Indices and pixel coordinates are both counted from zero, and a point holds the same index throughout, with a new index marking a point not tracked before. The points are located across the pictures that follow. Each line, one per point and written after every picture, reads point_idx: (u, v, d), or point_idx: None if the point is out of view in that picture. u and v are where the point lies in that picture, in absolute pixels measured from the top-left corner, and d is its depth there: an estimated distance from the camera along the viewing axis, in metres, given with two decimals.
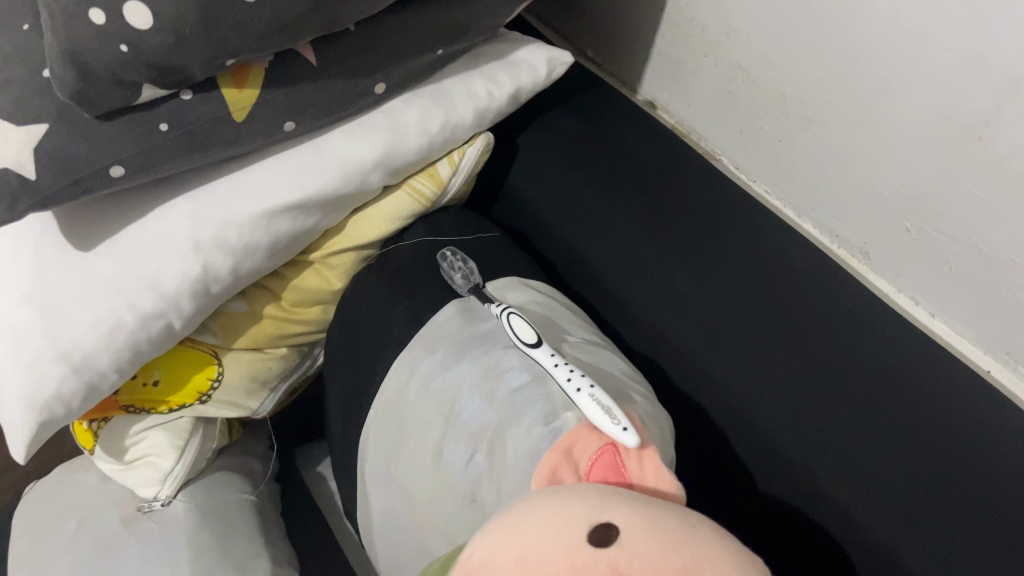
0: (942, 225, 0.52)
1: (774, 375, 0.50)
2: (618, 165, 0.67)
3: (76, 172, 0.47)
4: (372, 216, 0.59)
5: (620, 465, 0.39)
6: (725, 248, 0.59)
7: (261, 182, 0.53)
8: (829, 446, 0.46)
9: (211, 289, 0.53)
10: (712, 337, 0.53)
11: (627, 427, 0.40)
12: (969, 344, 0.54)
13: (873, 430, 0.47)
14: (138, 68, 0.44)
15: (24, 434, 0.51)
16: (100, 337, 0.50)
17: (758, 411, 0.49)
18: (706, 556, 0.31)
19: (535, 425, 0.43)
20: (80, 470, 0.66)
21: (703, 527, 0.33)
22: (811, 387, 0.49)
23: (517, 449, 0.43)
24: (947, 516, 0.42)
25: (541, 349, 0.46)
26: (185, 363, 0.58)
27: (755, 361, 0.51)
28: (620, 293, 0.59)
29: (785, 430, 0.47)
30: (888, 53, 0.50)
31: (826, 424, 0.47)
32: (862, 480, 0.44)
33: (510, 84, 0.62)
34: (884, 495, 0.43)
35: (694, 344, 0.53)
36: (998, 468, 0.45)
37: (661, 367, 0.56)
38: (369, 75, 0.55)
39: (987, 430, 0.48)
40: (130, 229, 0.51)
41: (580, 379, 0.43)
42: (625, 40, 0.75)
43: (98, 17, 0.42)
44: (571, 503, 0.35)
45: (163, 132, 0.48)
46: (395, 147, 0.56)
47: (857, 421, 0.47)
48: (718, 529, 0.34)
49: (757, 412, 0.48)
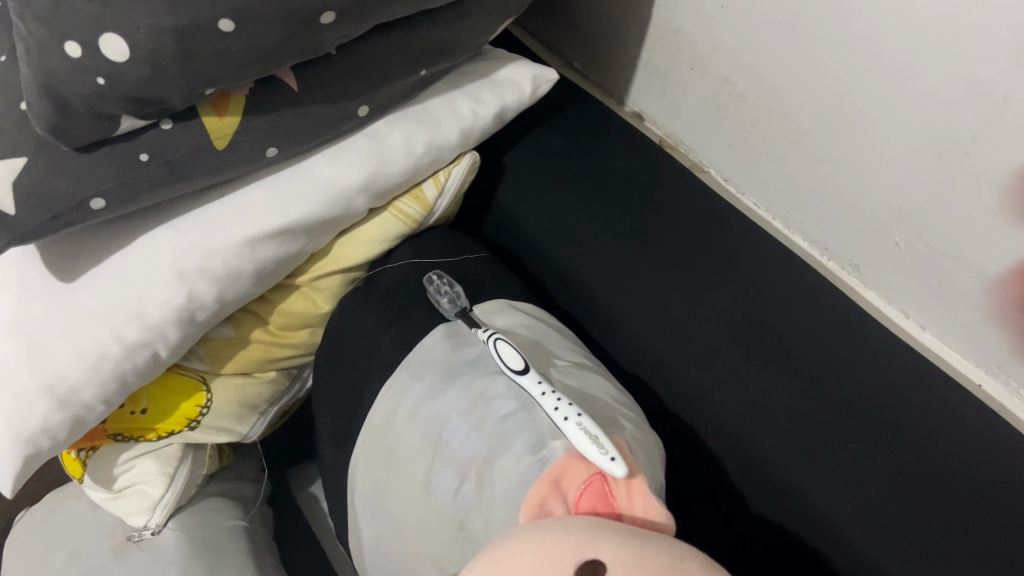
0: (931, 240, 0.51)
1: (763, 393, 0.50)
2: (605, 182, 0.67)
3: (55, 206, 0.46)
4: (359, 238, 0.59)
5: (608, 495, 0.39)
6: (714, 264, 0.59)
7: (244, 209, 0.53)
8: (827, 470, 0.45)
9: (197, 317, 0.53)
10: (704, 355, 0.53)
11: (615, 456, 0.39)
12: (961, 357, 0.54)
13: (871, 453, 0.46)
14: (116, 100, 0.43)
15: (10, 467, 0.51)
16: (85, 368, 0.50)
17: (751, 431, 0.48)
18: None
19: (524, 454, 0.43)
20: (71, 498, 0.66)
21: (694, 560, 0.33)
22: (801, 405, 0.49)
23: (505, 478, 0.43)
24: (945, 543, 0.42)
25: (529, 377, 0.45)
26: (173, 391, 0.58)
27: (749, 379, 0.51)
28: (609, 311, 0.59)
29: (777, 448, 0.47)
30: (873, 69, 0.49)
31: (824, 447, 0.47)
32: (859, 504, 0.44)
33: (495, 102, 0.61)
34: (882, 521, 0.43)
35: (683, 364, 0.53)
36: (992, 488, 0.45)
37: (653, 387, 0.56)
38: (353, 98, 0.54)
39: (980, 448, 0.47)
40: (113, 259, 0.50)
41: (569, 408, 0.42)
42: (611, 53, 0.75)
43: (75, 50, 0.41)
44: (559, 537, 0.34)
45: (144, 161, 0.48)
46: (379, 170, 0.56)
47: (856, 446, 0.47)
48: (707, 561, 0.33)
49: (751, 433, 0.48)
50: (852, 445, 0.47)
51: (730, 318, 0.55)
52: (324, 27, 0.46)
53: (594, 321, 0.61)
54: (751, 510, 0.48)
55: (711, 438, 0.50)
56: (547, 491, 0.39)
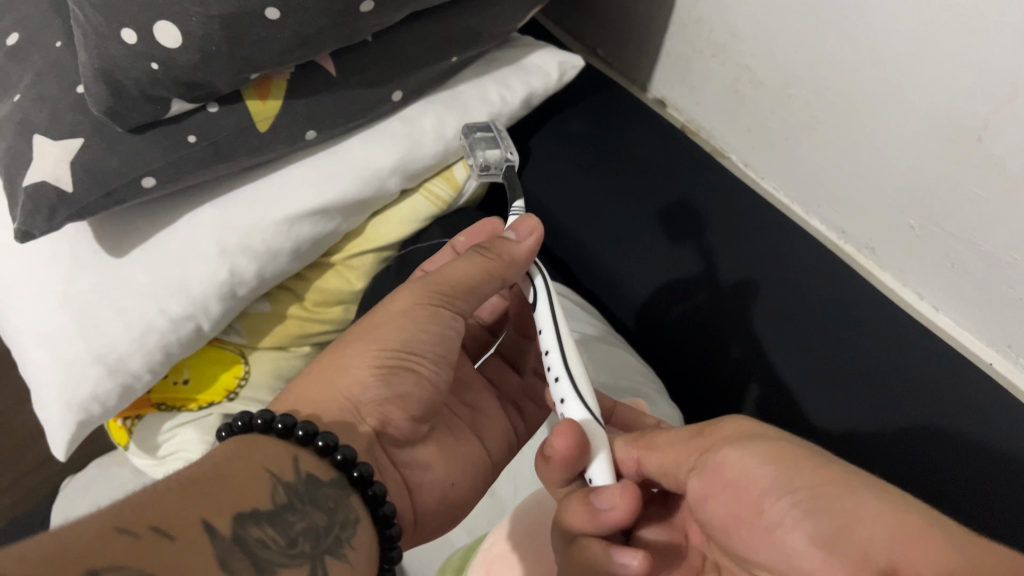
0: (943, 223, 0.53)
1: (783, 358, 0.56)
2: (626, 167, 0.70)
3: (109, 184, 0.49)
4: (391, 218, 0.63)
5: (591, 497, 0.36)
6: (737, 244, 0.63)
7: (283, 189, 0.56)
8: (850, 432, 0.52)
9: (237, 292, 0.55)
10: (726, 323, 0.59)
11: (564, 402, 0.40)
12: (974, 338, 0.56)
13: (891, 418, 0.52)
14: (167, 84, 0.46)
15: (64, 432, 0.53)
16: (133, 339, 0.52)
17: (798, 384, 0.55)
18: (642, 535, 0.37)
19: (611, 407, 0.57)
20: (114, 466, 0.70)
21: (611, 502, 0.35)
22: (829, 379, 0.54)
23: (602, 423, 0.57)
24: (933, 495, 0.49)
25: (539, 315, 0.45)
26: (214, 362, 0.61)
27: (785, 347, 0.57)
28: (633, 294, 0.66)
29: (813, 401, 0.54)
30: (883, 55, 0.51)
31: (835, 412, 0.53)
32: (880, 451, 0.51)
33: (522, 88, 0.65)
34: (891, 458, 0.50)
35: (719, 330, 0.60)
36: (986, 468, 0.49)
37: (684, 354, 0.62)
38: (387, 84, 0.57)
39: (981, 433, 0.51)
40: (159, 235, 0.53)
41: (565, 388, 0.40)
42: (633, 40, 0.77)
43: (131, 37, 0.43)
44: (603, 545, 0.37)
45: (191, 143, 0.50)
46: (412, 154, 0.60)
47: (853, 407, 0.53)
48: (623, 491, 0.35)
49: (792, 386, 0.55)
50: (865, 418, 0.52)
51: (749, 296, 0.60)
52: (362, 15, 0.48)
53: (623, 306, 0.67)
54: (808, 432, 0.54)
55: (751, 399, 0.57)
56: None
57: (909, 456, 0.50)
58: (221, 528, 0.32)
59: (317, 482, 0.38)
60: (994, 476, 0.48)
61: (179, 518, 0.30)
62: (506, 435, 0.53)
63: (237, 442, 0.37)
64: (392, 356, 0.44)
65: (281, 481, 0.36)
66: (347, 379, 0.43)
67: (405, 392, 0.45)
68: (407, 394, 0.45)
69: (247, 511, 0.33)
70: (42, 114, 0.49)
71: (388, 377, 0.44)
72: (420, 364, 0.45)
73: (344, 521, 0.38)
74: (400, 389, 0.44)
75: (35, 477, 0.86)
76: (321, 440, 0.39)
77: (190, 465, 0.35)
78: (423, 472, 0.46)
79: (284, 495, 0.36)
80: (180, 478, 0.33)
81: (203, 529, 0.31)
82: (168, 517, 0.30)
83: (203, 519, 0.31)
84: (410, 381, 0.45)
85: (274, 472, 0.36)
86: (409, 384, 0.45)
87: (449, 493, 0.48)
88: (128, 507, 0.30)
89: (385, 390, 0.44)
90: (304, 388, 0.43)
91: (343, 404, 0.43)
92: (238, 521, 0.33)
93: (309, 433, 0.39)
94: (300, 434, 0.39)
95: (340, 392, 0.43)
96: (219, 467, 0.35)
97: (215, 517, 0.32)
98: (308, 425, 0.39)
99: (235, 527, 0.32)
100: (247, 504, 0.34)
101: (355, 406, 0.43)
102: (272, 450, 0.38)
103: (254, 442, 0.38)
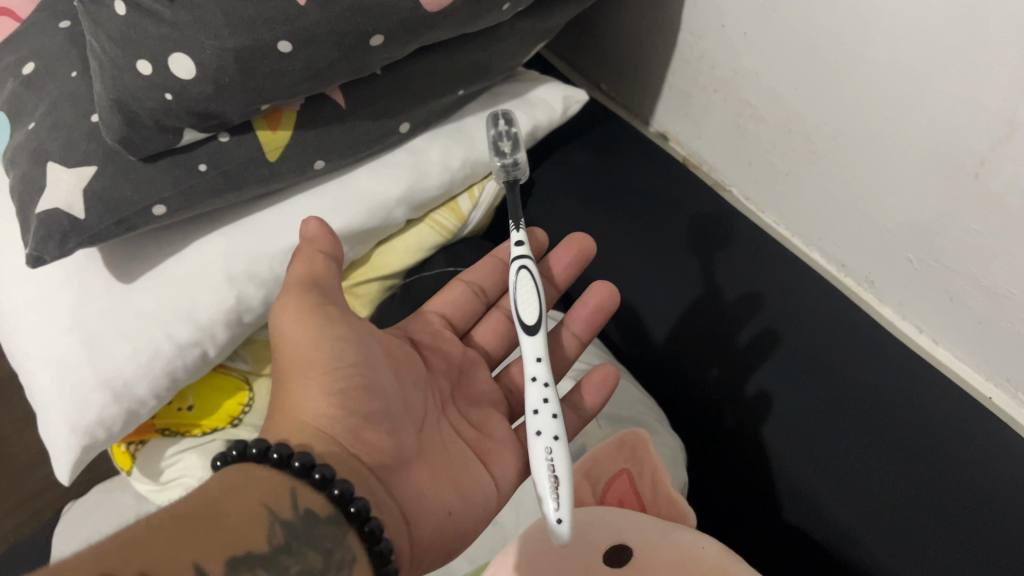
0: (948, 260, 0.53)
1: (791, 392, 0.57)
2: (628, 200, 0.71)
3: (120, 212, 0.49)
4: (397, 246, 0.65)
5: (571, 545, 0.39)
6: (736, 274, 0.64)
7: (293, 217, 0.57)
8: (833, 475, 0.53)
9: (244, 318, 0.56)
10: (717, 342, 0.61)
11: (559, 438, 0.42)
12: (971, 372, 0.57)
13: (888, 451, 0.53)
14: (180, 114, 0.47)
15: (68, 458, 0.53)
16: (140, 364, 0.52)
17: (797, 410, 0.56)
18: (647, 546, 0.39)
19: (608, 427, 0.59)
20: (117, 489, 0.71)
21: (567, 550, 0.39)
22: (832, 415, 0.55)
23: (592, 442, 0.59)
24: (891, 549, 0.50)
25: (536, 337, 0.47)
26: (217, 390, 0.61)
27: (789, 372, 0.58)
28: (633, 323, 0.67)
29: (813, 428, 0.55)
30: (882, 93, 0.52)
31: (839, 443, 0.54)
32: (878, 483, 0.52)
33: (527, 120, 0.66)
34: (859, 509, 0.51)
35: (722, 354, 0.60)
36: (983, 504, 0.50)
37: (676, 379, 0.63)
38: (394, 116, 0.59)
39: (978, 467, 0.52)
40: (169, 261, 0.54)
41: (557, 427, 0.43)
42: (635, 75, 0.78)
43: (146, 69, 0.44)
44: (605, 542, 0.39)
45: (202, 172, 0.52)
46: (418, 184, 0.61)
47: (849, 441, 0.54)
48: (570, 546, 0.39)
49: (785, 410, 0.56)
50: (861, 462, 0.53)
51: (752, 347, 0.60)
52: (372, 48, 0.50)
53: (623, 334, 0.68)
54: (802, 455, 0.54)
55: (731, 419, 0.59)
56: (579, 323, 0.56)
57: (907, 490, 0.51)
58: (212, 571, 0.32)
59: (314, 519, 0.38)
60: (991, 513, 0.49)
61: (167, 561, 0.31)
62: (519, 460, 0.51)
63: (229, 475, 0.37)
64: (335, 377, 0.43)
65: (278, 520, 0.36)
66: (307, 411, 0.43)
67: (364, 407, 0.44)
68: (366, 411, 0.44)
69: (240, 554, 0.34)
70: (56, 143, 0.50)
71: (340, 399, 0.43)
72: (365, 374, 0.45)
73: (341, 562, 0.37)
74: (358, 406, 0.44)
75: (38, 501, 0.86)
76: (318, 473, 0.39)
77: (188, 496, 0.35)
78: (420, 501, 0.45)
79: (282, 536, 0.36)
80: (175, 513, 0.34)
81: (194, 574, 0.32)
82: (157, 559, 0.31)
83: (194, 562, 0.32)
84: (364, 396, 0.44)
85: (271, 509, 0.37)
86: (365, 401, 0.44)
87: (449, 523, 0.46)
88: (115, 551, 0.31)
89: (343, 412, 0.43)
90: (274, 431, 0.43)
91: (314, 436, 0.42)
92: (231, 564, 0.33)
93: (305, 465, 0.39)
94: (297, 465, 0.39)
95: (309, 425, 0.43)
96: (216, 502, 0.35)
97: (205, 560, 0.33)
98: (305, 456, 0.39)
99: (226, 571, 0.33)
100: (243, 546, 0.34)
101: (329, 436, 0.42)
102: (269, 482, 0.38)
103: (250, 473, 0.38)
